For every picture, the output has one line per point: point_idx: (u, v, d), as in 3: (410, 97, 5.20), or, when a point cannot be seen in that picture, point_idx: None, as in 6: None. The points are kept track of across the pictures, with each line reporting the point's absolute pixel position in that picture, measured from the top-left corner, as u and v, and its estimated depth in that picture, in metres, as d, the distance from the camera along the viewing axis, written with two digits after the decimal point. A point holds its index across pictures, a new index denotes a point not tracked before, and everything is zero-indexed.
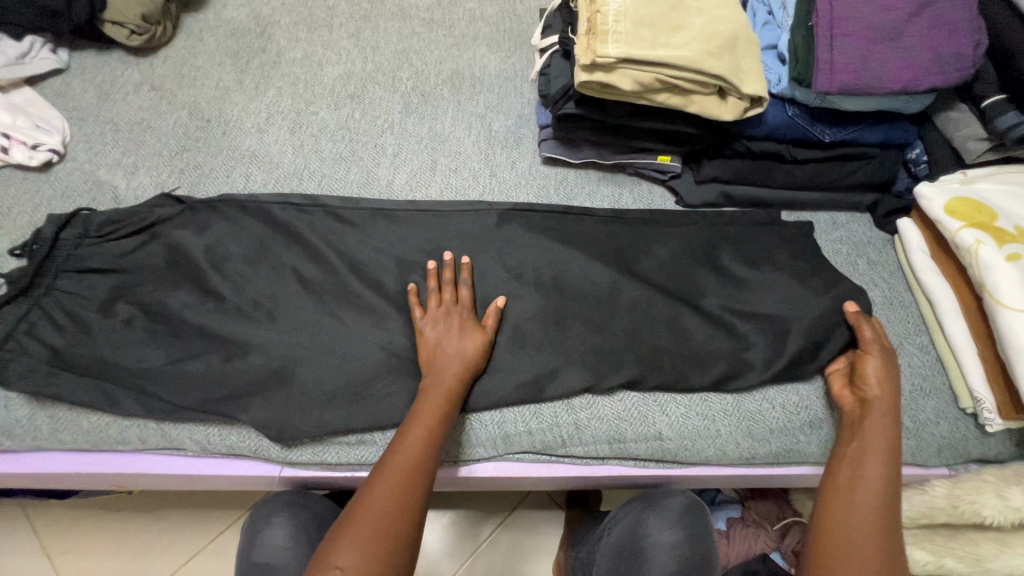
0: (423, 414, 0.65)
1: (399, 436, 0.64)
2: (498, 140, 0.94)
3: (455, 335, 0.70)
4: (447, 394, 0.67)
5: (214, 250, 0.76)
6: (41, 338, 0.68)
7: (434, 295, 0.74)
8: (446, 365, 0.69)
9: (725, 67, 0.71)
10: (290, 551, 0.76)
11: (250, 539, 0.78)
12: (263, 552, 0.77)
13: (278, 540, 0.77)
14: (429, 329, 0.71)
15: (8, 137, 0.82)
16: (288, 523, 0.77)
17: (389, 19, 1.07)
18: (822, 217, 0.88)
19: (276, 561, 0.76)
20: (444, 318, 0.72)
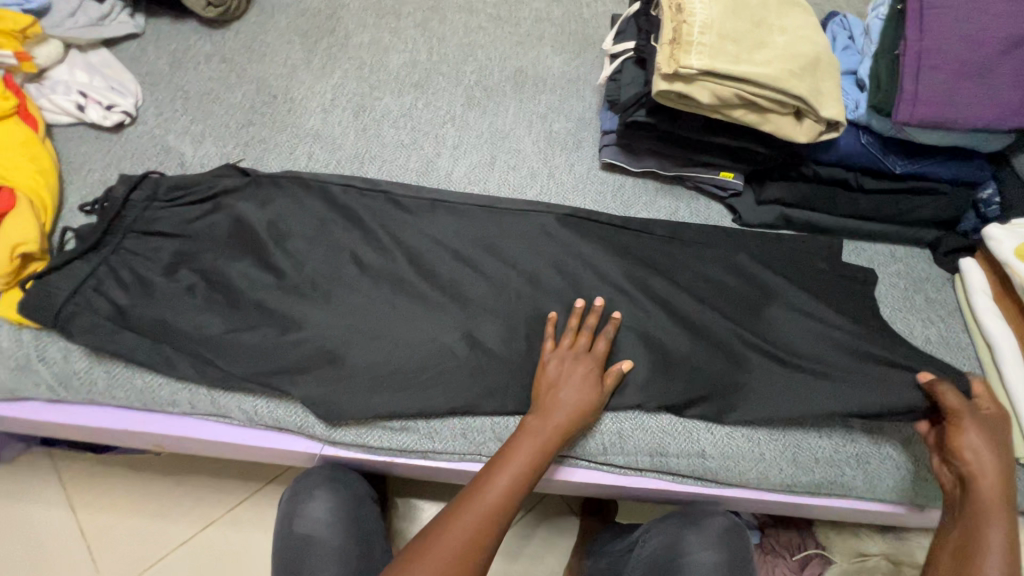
0: (519, 458, 0.63)
1: (490, 471, 0.62)
2: (559, 141, 0.94)
3: (579, 381, 0.68)
4: (551, 441, 0.64)
5: (276, 225, 0.77)
6: (107, 294, 0.69)
7: (569, 336, 0.72)
8: (559, 408, 0.66)
9: (806, 88, 0.70)
10: (332, 524, 0.78)
11: (290, 511, 0.79)
12: (303, 524, 0.78)
13: (320, 513, 0.78)
14: (553, 364, 0.69)
15: (86, 96, 0.84)
16: (324, 501, 0.78)
17: (457, 11, 1.07)
18: (882, 249, 0.87)
19: (318, 534, 0.77)
20: (572, 361, 0.70)
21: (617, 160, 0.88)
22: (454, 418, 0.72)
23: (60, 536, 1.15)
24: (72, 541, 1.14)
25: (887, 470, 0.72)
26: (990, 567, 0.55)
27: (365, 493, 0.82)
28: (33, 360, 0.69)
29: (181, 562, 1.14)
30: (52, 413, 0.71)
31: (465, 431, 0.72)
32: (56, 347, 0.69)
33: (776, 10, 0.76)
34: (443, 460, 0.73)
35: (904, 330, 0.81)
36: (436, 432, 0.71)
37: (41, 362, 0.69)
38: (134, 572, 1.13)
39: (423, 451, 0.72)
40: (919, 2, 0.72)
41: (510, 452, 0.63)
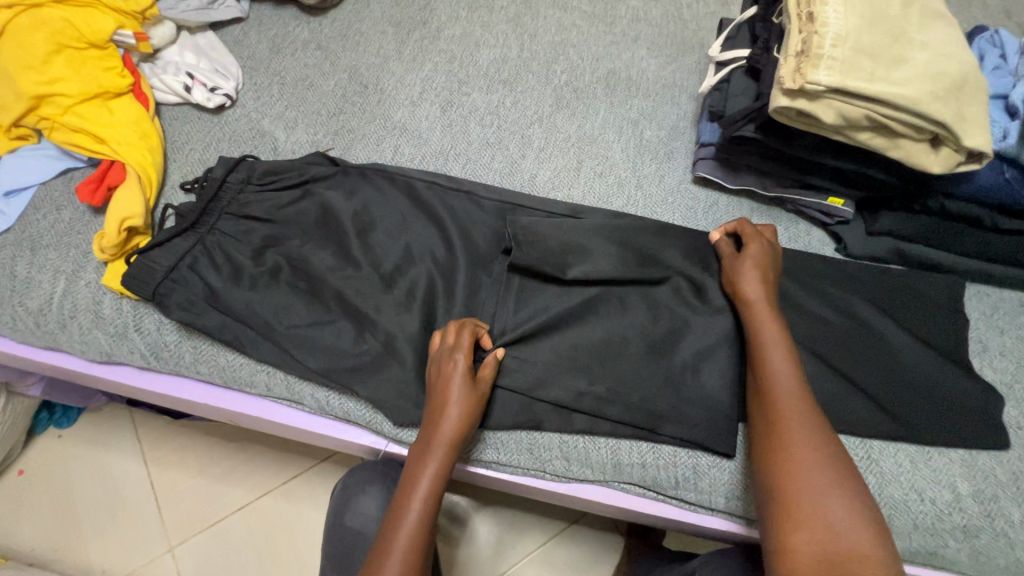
0: (422, 482, 0.61)
1: (776, 442, 0.59)
2: (649, 150, 0.89)
3: (456, 394, 0.63)
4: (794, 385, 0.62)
5: (361, 217, 0.77)
6: (200, 273, 0.72)
7: (439, 349, 0.67)
8: (772, 342, 0.65)
9: (950, 113, 0.62)
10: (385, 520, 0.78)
11: (343, 505, 0.81)
12: (355, 518, 0.80)
13: (370, 510, 0.79)
14: (436, 379, 0.65)
15: (193, 77, 0.87)
16: (384, 493, 0.79)
17: (551, 7, 1.04)
18: (1009, 296, 0.77)
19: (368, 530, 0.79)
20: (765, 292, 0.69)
21: (713, 175, 0.82)
22: (522, 431, 0.70)
23: (133, 486, 1.22)
24: (143, 493, 1.22)
25: (1000, 548, 0.64)
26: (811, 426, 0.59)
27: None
28: (130, 329, 0.72)
29: (238, 526, 1.19)
30: (141, 380, 0.75)
31: (532, 447, 0.70)
32: (151, 319, 0.73)
33: (917, 22, 0.69)
34: (507, 472, 0.71)
35: None
36: (502, 444, 0.70)
37: (137, 331, 0.72)
38: (196, 530, 1.19)
39: (486, 460, 0.70)
40: None
41: (414, 476, 0.61)
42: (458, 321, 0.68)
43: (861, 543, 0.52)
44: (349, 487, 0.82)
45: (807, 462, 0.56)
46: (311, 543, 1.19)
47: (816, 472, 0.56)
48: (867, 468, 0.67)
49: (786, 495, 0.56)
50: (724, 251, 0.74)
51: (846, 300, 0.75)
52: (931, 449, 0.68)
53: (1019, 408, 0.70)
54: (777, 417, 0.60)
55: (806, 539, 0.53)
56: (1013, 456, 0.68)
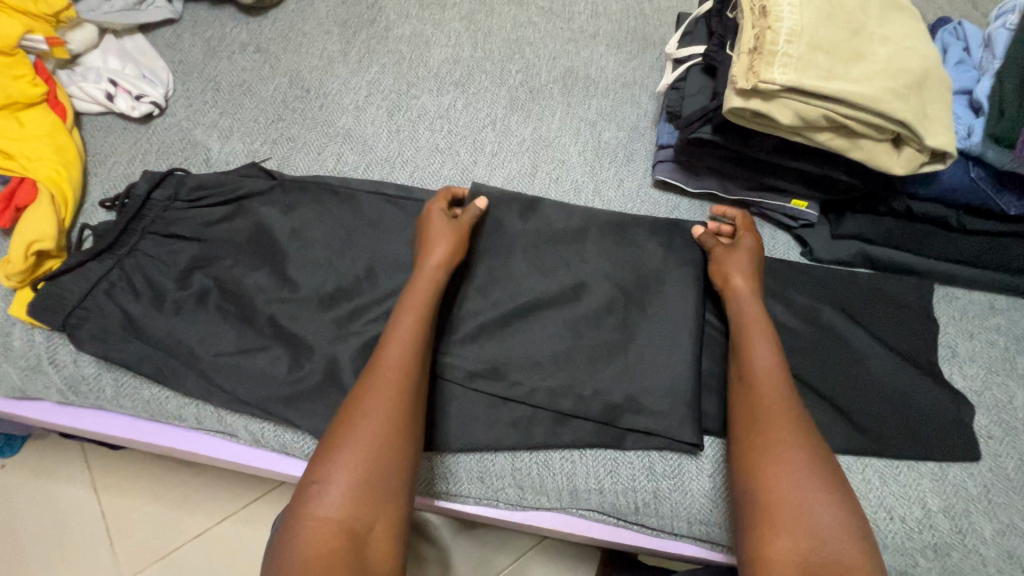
0: (371, 394, 0.55)
1: (766, 425, 0.56)
2: (608, 153, 0.85)
3: (438, 237, 0.66)
4: (780, 369, 0.59)
5: (298, 234, 0.72)
6: (119, 300, 0.66)
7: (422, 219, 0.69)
8: (756, 327, 0.62)
9: (911, 111, 0.59)
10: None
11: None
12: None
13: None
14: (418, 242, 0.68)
15: (116, 85, 0.81)
16: None
17: (506, 4, 0.99)
18: (977, 298, 0.75)
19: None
20: (750, 281, 0.65)
21: (673, 179, 0.79)
22: (472, 459, 0.65)
23: (82, 517, 1.16)
24: (94, 524, 1.16)
25: (972, 565, 0.61)
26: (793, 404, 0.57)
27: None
28: (44, 362, 0.66)
29: (195, 555, 1.14)
30: (61, 416, 0.69)
31: (483, 475, 0.65)
32: (66, 350, 0.67)
33: (876, 15, 0.65)
34: (458, 502, 0.67)
35: (1002, 398, 0.69)
36: (452, 473, 0.65)
37: (51, 364, 0.66)
38: (150, 561, 1.13)
39: (435, 491, 0.65)
40: None
41: (374, 377, 0.56)
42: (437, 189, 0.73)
43: (847, 524, 0.50)
44: None
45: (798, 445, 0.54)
46: None
47: (799, 453, 0.53)
48: None
49: (781, 486, 0.52)
50: (716, 245, 0.70)
51: (812, 307, 0.72)
52: (900, 463, 0.65)
53: (988, 416, 0.68)
54: (763, 403, 0.57)
55: (802, 525, 0.50)
56: (984, 467, 0.65)
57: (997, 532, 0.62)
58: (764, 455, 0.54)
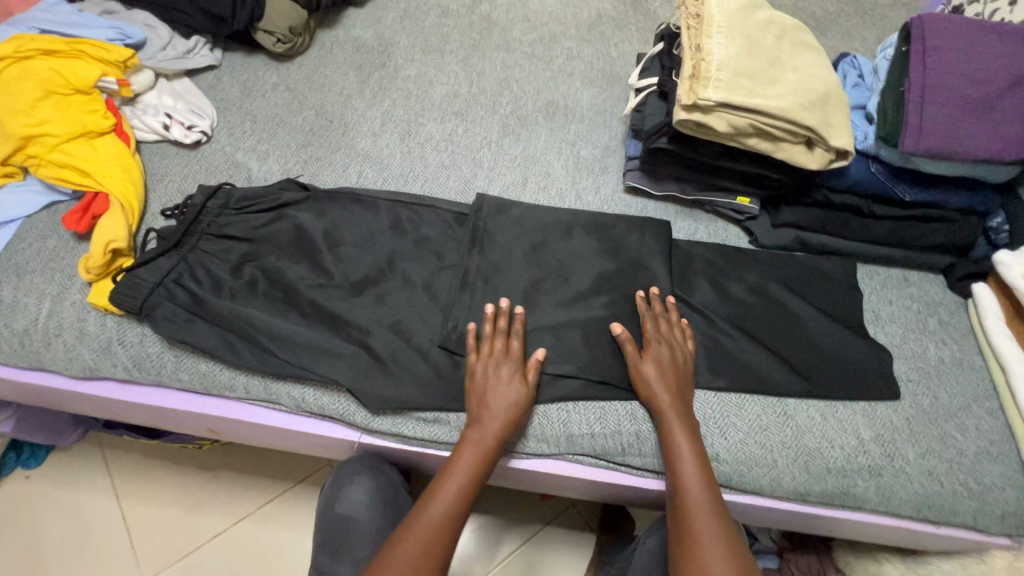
0: (456, 476, 0.69)
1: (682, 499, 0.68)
2: (586, 166, 1.01)
3: (495, 406, 0.72)
4: (695, 448, 0.71)
5: (331, 233, 0.85)
6: (183, 288, 0.78)
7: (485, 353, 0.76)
8: (674, 412, 0.73)
9: (816, 120, 0.76)
10: (371, 507, 0.85)
11: (334, 493, 0.86)
12: (344, 505, 0.86)
13: (360, 498, 0.84)
14: (481, 364, 0.75)
15: (171, 117, 0.96)
16: (368, 484, 0.85)
17: (495, 50, 1.19)
18: (894, 273, 0.91)
19: (359, 515, 0.85)
20: (665, 365, 0.76)
21: (641, 184, 0.95)
22: None
23: (104, 522, 1.22)
24: (115, 528, 1.21)
25: (899, 482, 0.74)
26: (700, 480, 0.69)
27: (401, 481, 0.89)
28: (114, 343, 0.78)
29: (214, 554, 1.20)
30: (123, 393, 0.79)
31: None
32: (134, 332, 0.78)
33: (789, 50, 0.84)
34: None
35: (918, 350, 0.83)
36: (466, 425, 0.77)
37: (120, 345, 0.78)
38: (170, 562, 1.18)
39: (453, 443, 0.77)
40: (923, 44, 0.78)
41: (456, 463, 0.70)
42: (490, 308, 0.78)
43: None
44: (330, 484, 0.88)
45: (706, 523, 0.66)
46: (290, 565, 1.19)
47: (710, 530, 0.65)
48: (785, 422, 0.77)
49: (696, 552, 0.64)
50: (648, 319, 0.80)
51: (759, 282, 0.87)
52: (838, 403, 0.79)
53: (908, 364, 0.82)
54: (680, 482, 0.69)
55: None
56: (906, 404, 0.79)
57: (918, 455, 0.76)
58: (685, 532, 0.66)
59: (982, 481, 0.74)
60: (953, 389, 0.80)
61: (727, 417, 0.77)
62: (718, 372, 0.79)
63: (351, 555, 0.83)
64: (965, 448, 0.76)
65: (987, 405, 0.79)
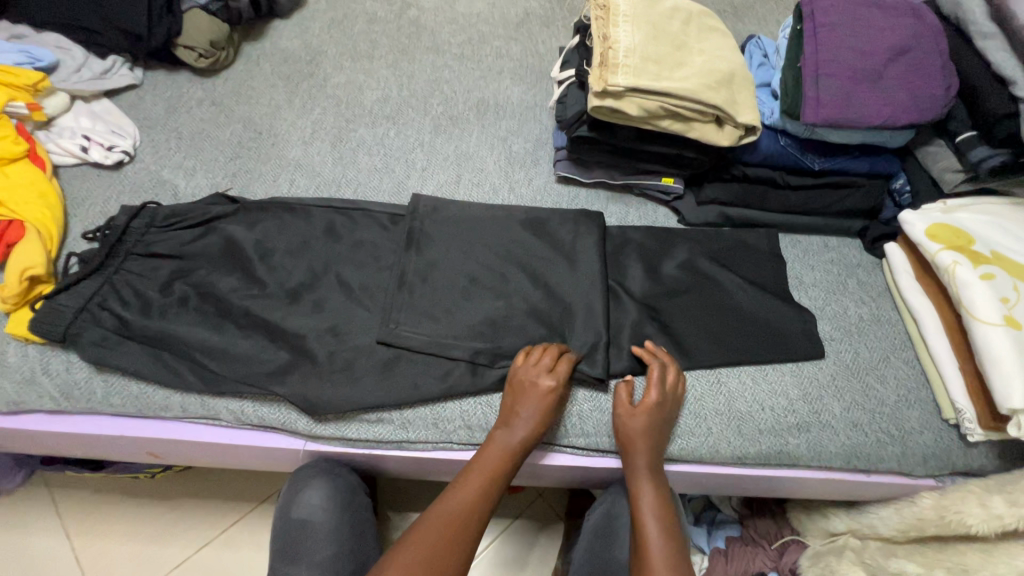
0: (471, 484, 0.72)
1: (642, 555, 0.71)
2: (518, 160, 1.03)
3: (529, 412, 0.74)
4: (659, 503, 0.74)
5: (262, 243, 0.85)
6: (108, 311, 0.76)
7: (526, 364, 0.76)
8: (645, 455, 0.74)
9: (722, 98, 0.80)
10: (327, 510, 0.84)
11: (289, 499, 0.84)
12: (300, 510, 0.84)
13: (316, 502, 0.83)
14: (517, 377, 0.76)
15: (90, 139, 0.94)
16: (325, 487, 0.83)
17: (424, 53, 1.20)
18: (814, 240, 0.95)
19: (315, 518, 0.84)
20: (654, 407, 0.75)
21: (570, 173, 0.97)
22: (427, 408, 0.78)
23: (56, 564, 1.17)
24: (68, 570, 1.17)
25: (826, 436, 0.78)
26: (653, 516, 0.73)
27: (359, 482, 0.87)
28: (38, 374, 0.75)
29: None
30: (53, 425, 0.77)
31: (437, 421, 0.78)
32: (59, 360, 0.76)
33: (695, 35, 0.88)
34: (420, 450, 0.78)
35: (839, 310, 0.88)
36: (411, 422, 0.77)
37: (45, 374, 0.75)
38: None
39: (399, 441, 0.77)
40: (814, 22, 0.83)
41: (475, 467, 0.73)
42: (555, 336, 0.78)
43: None
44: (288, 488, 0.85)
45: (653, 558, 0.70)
46: None
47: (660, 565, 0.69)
48: (719, 390, 0.80)
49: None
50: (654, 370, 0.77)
51: (688, 259, 0.89)
52: (767, 366, 0.82)
53: (830, 324, 0.87)
54: (642, 532, 0.72)
55: None
56: (830, 362, 0.83)
57: (843, 409, 0.80)
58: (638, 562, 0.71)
59: (903, 427, 0.79)
60: (872, 344, 0.85)
61: None
62: (653, 347, 0.82)
63: (309, 559, 0.82)
64: (885, 397, 0.81)
65: (904, 356, 0.84)
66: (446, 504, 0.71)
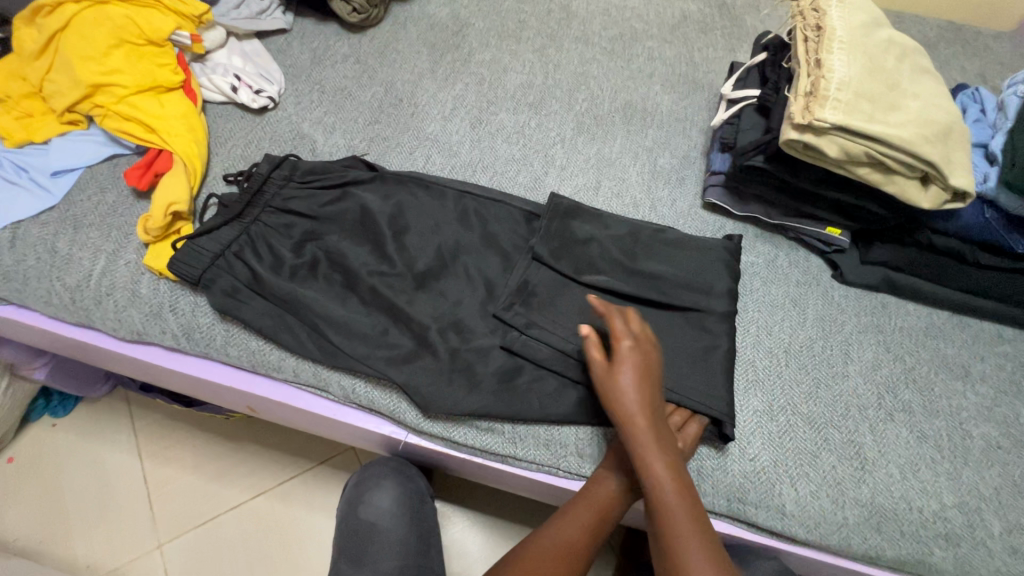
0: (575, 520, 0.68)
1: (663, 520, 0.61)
2: (662, 175, 0.96)
3: None
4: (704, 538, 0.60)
5: (396, 219, 0.81)
6: (243, 261, 0.75)
7: None
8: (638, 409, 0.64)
9: (938, 155, 0.70)
10: (395, 515, 0.83)
11: (358, 497, 0.84)
12: (368, 512, 0.84)
13: (383, 505, 0.83)
14: None
15: (240, 80, 0.92)
16: (394, 492, 0.83)
17: (574, 43, 1.13)
18: (988, 328, 0.84)
19: (382, 522, 0.83)
20: (641, 369, 0.66)
21: (723, 202, 0.89)
22: (540, 428, 0.73)
23: (124, 480, 1.21)
24: (134, 487, 1.20)
25: (980, 557, 0.68)
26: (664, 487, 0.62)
27: (428, 490, 0.87)
28: (165, 309, 0.75)
29: (231, 525, 1.18)
30: (168, 361, 0.76)
31: (548, 442, 0.73)
32: (186, 300, 0.75)
33: (909, 76, 0.77)
34: (523, 468, 0.74)
35: (1011, 414, 0.77)
36: (521, 438, 0.72)
37: (171, 312, 0.75)
38: (186, 528, 1.17)
39: (504, 455, 0.73)
40: None
41: (580, 500, 0.69)
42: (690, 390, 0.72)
43: None
44: (367, 482, 0.84)
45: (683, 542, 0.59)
46: (303, 548, 1.17)
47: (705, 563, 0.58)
48: (861, 477, 0.71)
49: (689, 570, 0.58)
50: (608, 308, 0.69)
51: None
52: (919, 462, 0.73)
53: (999, 429, 0.76)
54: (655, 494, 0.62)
55: None
56: (995, 473, 0.73)
57: (1004, 530, 0.70)
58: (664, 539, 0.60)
59: None
60: None
61: (797, 465, 0.72)
62: (795, 410, 0.75)
63: (373, 565, 0.80)
64: None
65: None
66: (541, 538, 0.67)
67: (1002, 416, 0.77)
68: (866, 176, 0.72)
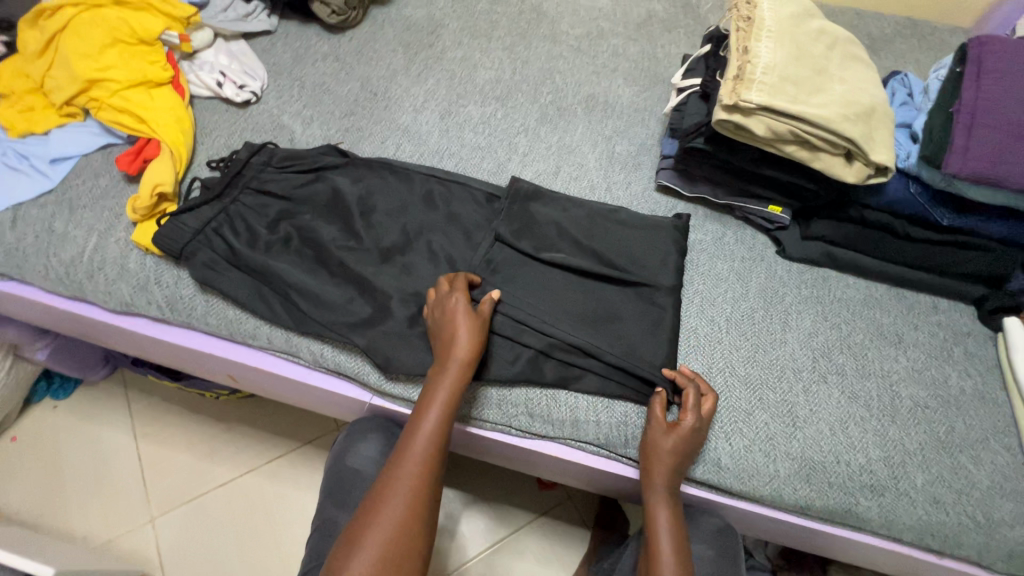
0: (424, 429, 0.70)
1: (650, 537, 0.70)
2: (619, 161, 1.02)
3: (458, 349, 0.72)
4: (676, 535, 0.69)
5: (365, 200, 0.88)
6: (222, 237, 0.81)
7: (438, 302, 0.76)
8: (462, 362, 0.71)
9: (858, 132, 0.75)
10: (381, 464, 0.87)
11: (346, 447, 0.89)
12: (356, 459, 0.88)
13: (370, 455, 0.87)
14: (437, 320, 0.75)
15: (225, 76, 1.00)
16: (380, 444, 0.87)
17: (542, 41, 1.20)
18: (923, 299, 0.89)
19: (368, 470, 0.87)
20: (466, 329, 0.72)
21: (673, 184, 0.95)
22: (494, 389, 0.79)
23: (119, 457, 1.27)
24: (129, 464, 1.26)
25: (903, 506, 0.73)
26: (659, 515, 0.70)
27: None
28: (151, 282, 0.82)
29: (220, 500, 1.24)
30: (154, 331, 0.83)
31: (501, 402, 0.78)
32: (170, 274, 0.82)
33: (838, 62, 0.83)
34: (480, 428, 0.80)
35: (939, 378, 0.82)
36: (475, 399, 0.78)
37: (156, 284, 0.82)
38: (177, 503, 1.23)
39: (461, 414, 0.79)
40: (978, 67, 0.78)
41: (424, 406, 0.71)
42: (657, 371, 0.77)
43: None
44: (357, 432, 0.88)
45: (660, 558, 0.68)
46: (288, 522, 1.22)
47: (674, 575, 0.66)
48: (792, 433, 0.76)
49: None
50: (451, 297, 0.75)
51: None
52: (848, 420, 0.78)
53: (926, 391, 0.81)
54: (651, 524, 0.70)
55: None
56: (920, 430, 0.78)
57: (926, 481, 0.74)
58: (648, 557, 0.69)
59: (992, 516, 0.73)
60: (971, 421, 0.79)
61: (732, 421, 0.77)
62: (732, 372, 0.80)
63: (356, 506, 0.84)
64: (977, 480, 0.75)
65: (1005, 441, 0.78)
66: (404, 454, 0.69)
67: (930, 379, 0.82)
68: (794, 153, 0.78)
